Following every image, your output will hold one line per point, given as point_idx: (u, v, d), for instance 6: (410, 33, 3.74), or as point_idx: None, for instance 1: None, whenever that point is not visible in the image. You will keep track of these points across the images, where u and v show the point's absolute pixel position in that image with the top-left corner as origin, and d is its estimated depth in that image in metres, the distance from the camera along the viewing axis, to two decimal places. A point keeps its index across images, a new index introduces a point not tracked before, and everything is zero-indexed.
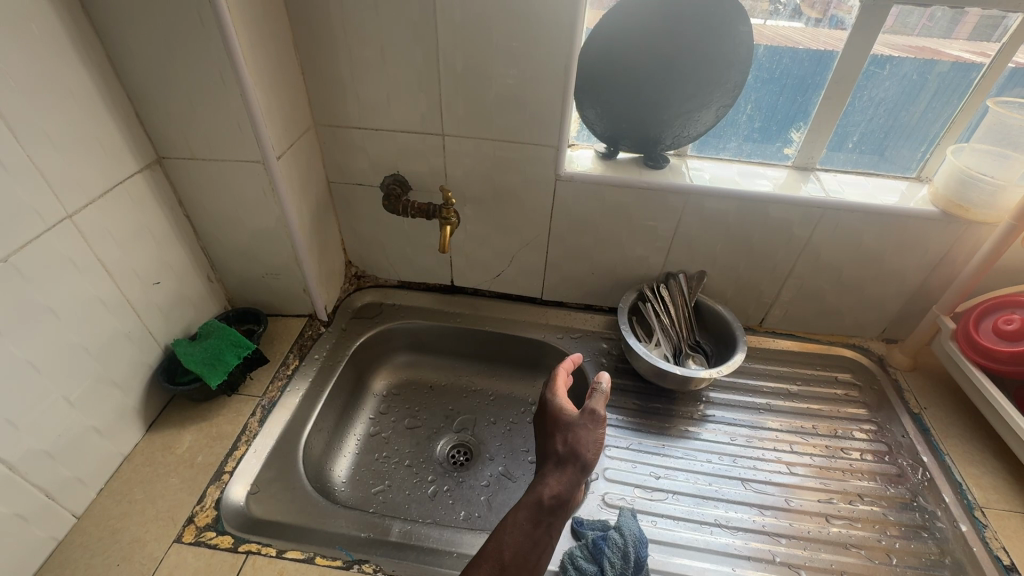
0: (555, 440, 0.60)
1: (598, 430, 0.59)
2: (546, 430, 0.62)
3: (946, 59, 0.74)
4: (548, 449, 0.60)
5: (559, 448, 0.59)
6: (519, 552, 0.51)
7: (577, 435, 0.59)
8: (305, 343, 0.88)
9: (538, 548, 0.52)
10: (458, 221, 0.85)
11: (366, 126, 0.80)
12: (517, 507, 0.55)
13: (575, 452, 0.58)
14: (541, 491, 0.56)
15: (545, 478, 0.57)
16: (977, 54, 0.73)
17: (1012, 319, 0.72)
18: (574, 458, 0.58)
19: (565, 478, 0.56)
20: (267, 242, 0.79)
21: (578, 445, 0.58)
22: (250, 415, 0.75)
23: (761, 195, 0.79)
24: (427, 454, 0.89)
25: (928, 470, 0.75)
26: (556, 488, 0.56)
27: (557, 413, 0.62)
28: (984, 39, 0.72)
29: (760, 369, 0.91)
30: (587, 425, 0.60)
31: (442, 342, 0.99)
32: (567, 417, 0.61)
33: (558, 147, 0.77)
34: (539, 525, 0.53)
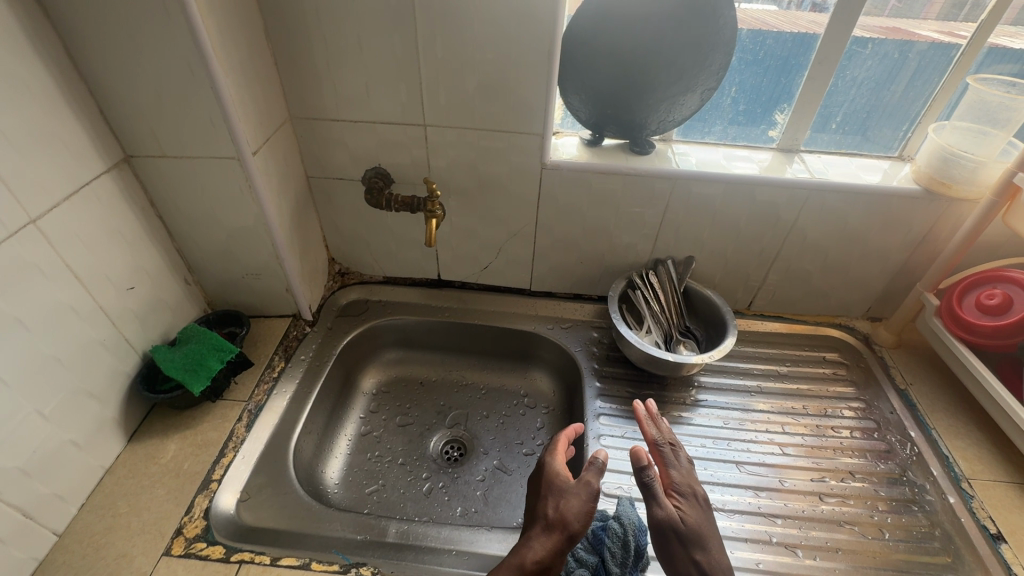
0: (545, 505, 0.61)
1: (589, 504, 0.60)
2: (539, 495, 0.63)
3: (921, 39, 0.75)
4: (536, 514, 0.61)
5: (547, 514, 0.60)
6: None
7: (567, 503, 0.60)
8: (290, 343, 0.85)
9: None
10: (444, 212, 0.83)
11: (344, 118, 0.77)
12: (499, 567, 0.55)
13: (562, 520, 0.58)
14: (525, 553, 0.56)
15: (529, 541, 0.57)
16: (947, 33, 0.74)
17: (995, 294, 0.73)
18: (559, 527, 0.58)
19: (547, 545, 0.56)
20: (246, 242, 0.77)
21: (566, 513, 0.59)
22: (237, 420, 0.73)
23: (747, 178, 0.78)
24: (421, 451, 0.88)
25: (915, 445, 0.77)
26: (538, 553, 0.56)
27: (552, 477, 0.64)
28: (952, 19, 0.73)
29: (749, 352, 0.92)
30: (577, 494, 0.60)
31: (431, 337, 0.98)
32: (561, 484, 0.63)
33: (543, 135, 0.76)
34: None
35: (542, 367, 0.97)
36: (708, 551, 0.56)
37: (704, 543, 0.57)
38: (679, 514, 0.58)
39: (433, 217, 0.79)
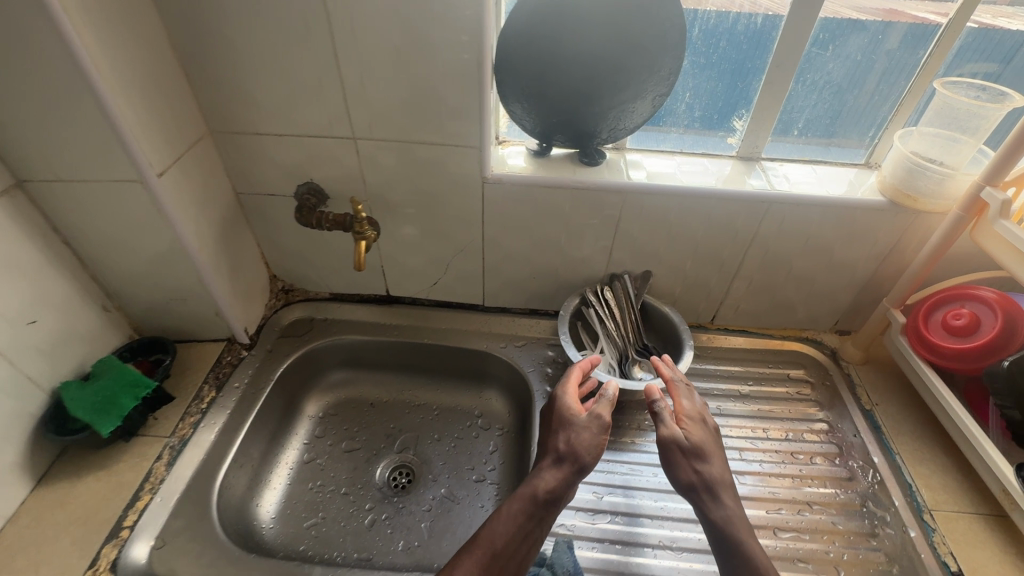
0: (556, 439, 0.66)
1: (598, 437, 0.65)
2: (551, 429, 0.68)
3: (905, 19, 0.68)
4: (549, 446, 0.66)
5: (558, 449, 0.65)
6: (508, 541, 0.58)
7: (578, 437, 0.65)
8: (222, 370, 0.81)
9: (525, 540, 0.58)
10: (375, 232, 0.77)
11: (268, 132, 0.72)
12: (514, 498, 0.61)
13: (572, 454, 0.63)
14: (537, 485, 0.62)
15: (541, 472, 0.63)
16: (941, 14, 0.67)
17: (961, 314, 0.68)
18: (569, 460, 0.63)
19: (558, 476, 0.62)
20: (165, 267, 0.72)
21: (576, 447, 0.64)
22: (157, 459, 0.69)
23: (702, 191, 0.74)
24: (366, 479, 0.84)
25: (878, 471, 0.73)
26: (549, 484, 0.61)
27: (563, 411, 0.68)
28: None
29: (711, 370, 0.88)
30: (587, 429, 0.65)
31: (381, 357, 0.93)
32: (572, 418, 0.67)
33: (482, 148, 0.71)
34: (529, 517, 0.60)
35: (497, 387, 0.93)
36: (711, 467, 0.61)
37: (708, 459, 0.62)
38: (683, 435, 0.63)
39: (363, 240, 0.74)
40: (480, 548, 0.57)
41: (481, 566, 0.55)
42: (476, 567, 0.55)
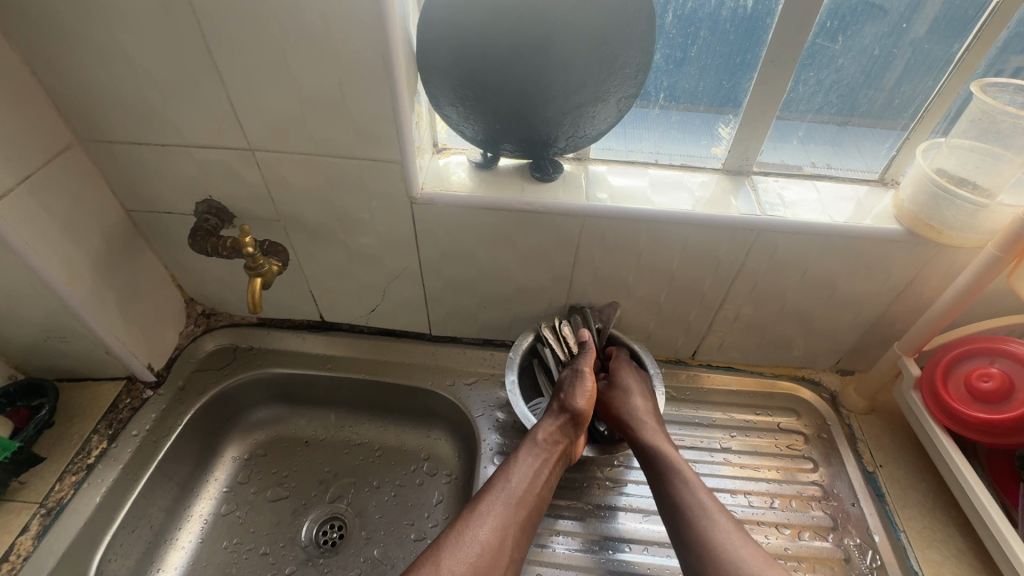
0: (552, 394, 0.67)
1: (583, 382, 0.65)
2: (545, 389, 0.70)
3: None
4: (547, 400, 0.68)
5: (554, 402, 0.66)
6: (525, 480, 0.60)
7: (566, 387, 0.66)
8: (120, 415, 0.70)
9: (538, 477, 0.60)
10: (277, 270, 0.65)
11: (148, 142, 0.59)
12: (522, 445, 0.63)
13: (567, 403, 0.65)
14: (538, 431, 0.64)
15: (541, 421, 0.65)
16: None
17: (990, 375, 0.56)
18: (566, 408, 0.64)
19: (557, 424, 0.64)
20: (30, 304, 0.60)
21: (568, 397, 0.65)
22: (23, 530, 0.59)
23: (675, 217, 0.60)
24: (289, 537, 0.74)
25: (878, 553, 0.61)
26: (552, 429, 0.64)
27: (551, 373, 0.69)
28: None
29: (690, 415, 0.76)
30: (576, 380, 0.66)
31: (315, 391, 0.82)
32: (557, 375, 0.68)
33: (405, 164, 0.58)
34: (539, 459, 0.61)
35: (446, 427, 0.82)
36: (631, 394, 0.66)
37: (631, 388, 0.66)
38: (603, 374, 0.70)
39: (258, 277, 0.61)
40: (499, 487, 0.59)
41: (503, 503, 0.58)
42: (498, 504, 0.58)
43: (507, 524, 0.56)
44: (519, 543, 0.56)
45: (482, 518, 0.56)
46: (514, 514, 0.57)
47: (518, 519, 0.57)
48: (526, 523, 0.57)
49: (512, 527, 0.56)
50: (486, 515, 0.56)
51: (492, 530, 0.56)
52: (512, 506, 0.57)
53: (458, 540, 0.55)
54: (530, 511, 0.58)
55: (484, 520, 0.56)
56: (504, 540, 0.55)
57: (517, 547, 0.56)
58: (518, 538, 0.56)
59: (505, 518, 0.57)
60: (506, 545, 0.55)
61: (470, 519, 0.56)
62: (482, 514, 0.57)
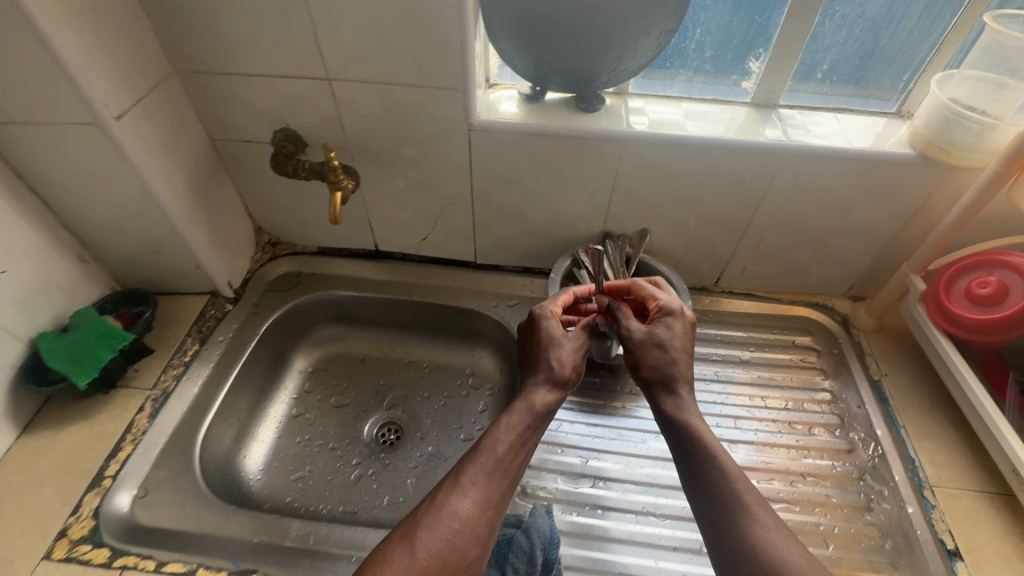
0: (545, 357, 0.64)
1: (580, 356, 0.65)
2: (533, 348, 0.66)
3: None
4: (538, 362, 0.64)
5: (550, 365, 0.64)
6: (510, 449, 0.56)
7: (566, 357, 0.64)
8: (207, 324, 0.79)
9: (526, 449, 0.58)
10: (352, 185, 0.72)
11: (236, 71, 0.66)
12: (511, 413, 0.59)
13: (564, 371, 0.63)
14: (531, 400, 0.61)
15: (534, 388, 0.62)
16: None
17: (988, 282, 0.63)
18: (562, 378, 0.63)
19: (554, 395, 0.62)
20: (137, 217, 0.69)
21: (565, 365, 0.64)
22: (138, 410, 0.69)
23: (708, 141, 0.67)
24: (353, 435, 0.84)
25: (880, 444, 0.70)
26: (546, 400, 0.61)
27: (550, 333, 0.66)
28: None
29: (712, 333, 0.84)
30: (572, 349, 0.65)
31: (370, 313, 0.91)
32: (558, 339, 0.65)
33: (467, 91, 0.65)
34: (528, 428, 0.59)
35: (488, 346, 0.90)
36: (671, 358, 0.60)
37: (671, 349, 0.61)
38: (635, 332, 0.63)
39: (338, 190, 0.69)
40: (484, 456, 0.55)
41: (488, 474, 0.54)
42: (481, 473, 0.54)
43: (490, 495, 0.53)
44: (500, 513, 0.54)
45: (464, 489, 0.53)
46: (500, 486, 0.54)
47: (502, 489, 0.54)
48: (508, 494, 0.55)
49: (495, 497, 0.53)
50: (471, 486, 0.53)
51: (475, 501, 0.52)
52: (496, 476, 0.54)
53: (439, 512, 0.51)
54: (513, 480, 0.56)
55: (467, 491, 0.53)
56: (487, 511, 0.52)
57: (500, 517, 0.53)
58: (501, 508, 0.54)
59: (489, 488, 0.54)
60: (488, 517, 0.52)
61: (451, 491, 0.53)
62: (466, 485, 0.53)
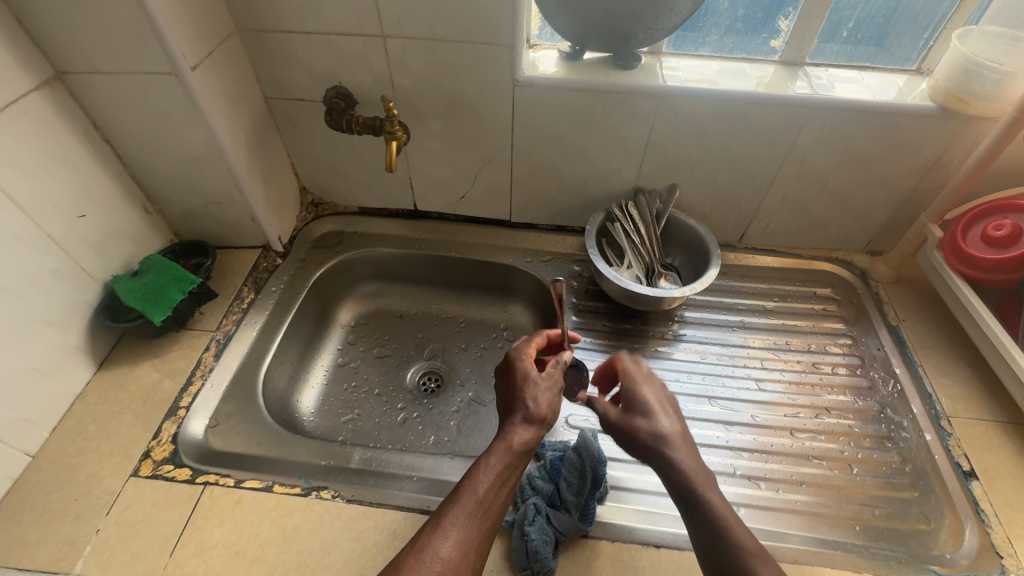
0: (521, 396, 0.59)
1: (557, 393, 0.60)
2: (507, 390, 0.61)
3: None
4: (513, 404, 0.59)
5: (526, 404, 0.58)
6: (491, 491, 0.51)
7: (542, 395, 0.59)
8: (261, 275, 0.84)
9: (507, 490, 0.53)
10: (406, 133, 0.77)
11: (296, 30, 0.70)
12: (489, 452, 0.54)
13: (541, 410, 0.58)
14: (510, 438, 0.55)
15: (512, 427, 0.56)
16: None
17: (1003, 225, 0.67)
18: (540, 416, 0.57)
19: (532, 432, 0.56)
20: (201, 169, 0.73)
21: (542, 404, 0.58)
22: (205, 349, 0.74)
23: (740, 95, 0.71)
24: (397, 382, 0.88)
25: (899, 381, 0.75)
26: (525, 437, 0.56)
27: (523, 373, 0.61)
28: None
29: (737, 286, 0.89)
30: (548, 387, 0.60)
31: (409, 271, 0.96)
32: (532, 379, 0.60)
33: (514, 47, 0.69)
34: (508, 468, 0.53)
35: (522, 301, 0.95)
36: (658, 420, 0.55)
37: (656, 411, 0.56)
38: (611, 411, 0.58)
39: (393, 140, 0.74)
40: (465, 498, 0.50)
41: (467, 517, 0.49)
42: (462, 517, 0.49)
43: (472, 538, 0.49)
44: (482, 560, 0.49)
45: (444, 533, 0.48)
46: (480, 530, 0.49)
47: (484, 532, 0.49)
48: (490, 539, 0.50)
49: (478, 541, 0.49)
50: (450, 529, 0.48)
51: (457, 545, 0.48)
52: (477, 519, 0.50)
53: (417, 560, 0.46)
54: (494, 524, 0.51)
55: (447, 536, 0.48)
56: (470, 556, 0.48)
57: (482, 561, 0.49)
58: (483, 551, 0.49)
59: (471, 531, 0.49)
60: (471, 561, 0.48)
61: (431, 536, 0.48)
62: (445, 528, 0.48)
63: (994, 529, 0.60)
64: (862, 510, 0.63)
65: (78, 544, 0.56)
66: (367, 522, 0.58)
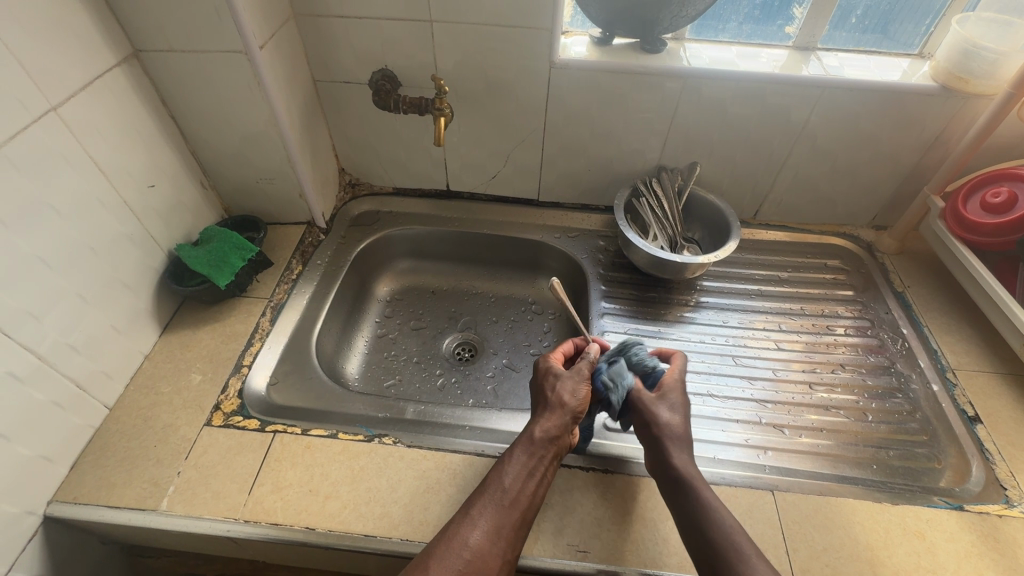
0: (543, 392, 0.62)
1: (582, 383, 0.61)
2: (535, 389, 0.64)
3: None
4: (537, 400, 0.62)
5: (547, 397, 0.61)
6: (517, 481, 0.54)
7: (563, 385, 0.61)
8: (306, 249, 0.89)
9: (534, 478, 0.55)
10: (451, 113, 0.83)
11: (349, 14, 0.75)
12: (512, 446, 0.57)
13: (561, 399, 0.60)
14: (532, 431, 0.58)
15: (534, 421, 0.59)
16: None
17: (1000, 193, 0.74)
18: (562, 406, 0.59)
19: (554, 420, 0.58)
20: (259, 145, 0.78)
21: (563, 394, 0.60)
22: (261, 315, 0.78)
23: (760, 75, 0.77)
24: (434, 351, 0.92)
25: (906, 341, 0.81)
26: (546, 427, 0.58)
27: (544, 370, 0.64)
28: None
29: (753, 258, 0.95)
30: (571, 377, 0.62)
31: (441, 248, 1.01)
32: (553, 374, 0.63)
33: (553, 31, 0.74)
34: (532, 458, 0.56)
35: (550, 276, 1.00)
36: (666, 416, 0.60)
37: (669, 408, 0.60)
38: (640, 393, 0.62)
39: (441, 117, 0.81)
40: (490, 488, 0.53)
41: (494, 505, 0.52)
42: (490, 505, 0.52)
43: (501, 526, 0.51)
44: (514, 547, 0.51)
45: (474, 521, 0.51)
46: (507, 516, 0.52)
47: (514, 520, 0.52)
48: (520, 525, 0.52)
49: (507, 529, 0.51)
50: (478, 517, 0.51)
51: (486, 533, 0.50)
52: (504, 507, 0.52)
53: (448, 545, 0.49)
54: (525, 514, 0.53)
55: (476, 523, 0.51)
56: (499, 543, 0.50)
57: (513, 549, 0.51)
58: (514, 540, 0.51)
59: (500, 520, 0.51)
60: (500, 546, 0.50)
61: (461, 524, 0.51)
62: (475, 517, 0.51)
63: (998, 465, 0.66)
64: (877, 451, 0.69)
65: (162, 484, 0.60)
66: (428, 463, 0.63)
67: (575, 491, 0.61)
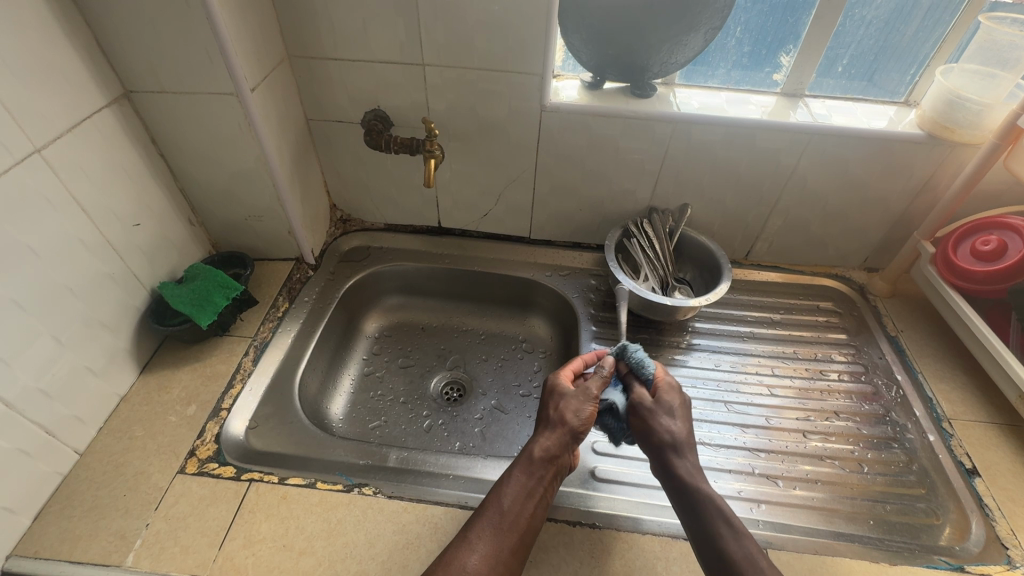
0: (546, 410, 0.61)
1: (587, 404, 0.60)
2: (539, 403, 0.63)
3: None
4: (540, 417, 0.61)
5: (549, 415, 0.60)
6: (517, 503, 0.53)
7: (566, 403, 0.60)
8: (294, 286, 0.88)
9: (533, 498, 0.53)
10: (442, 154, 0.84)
11: (343, 57, 0.76)
12: (512, 463, 0.56)
13: (563, 417, 0.59)
14: (532, 449, 0.57)
15: (534, 438, 0.58)
16: None
17: (990, 241, 0.73)
18: (564, 423, 0.59)
19: (554, 438, 0.57)
20: (248, 183, 0.78)
21: (566, 411, 0.59)
22: (244, 354, 0.77)
23: (749, 121, 0.77)
24: (421, 390, 0.90)
25: (901, 387, 0.79)
26: (545, 445, 0.57)
27: (549, 386, 0.63)
28: None
29: (745, 299, 0.94)
30: (575, 396, 0.61)
31: (431, 284, 1.00)
32: (557, 390, 0.62)
33: (544, 76, 0.75)
34: (531, 477, 0.55)
35: (541, 314, 0.99)
36: (669, 425, 0.58)
37: (667, 416, 0.59)
38: (642, 398, 0.61)
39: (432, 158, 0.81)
40: (489, 511, 0.52)
41: (492, 527, 0.51)
42: (489, 528, 0.50)
43: (500, 549, 0.49)
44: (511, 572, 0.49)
45: (472, 544, 0.49)
46: (504, 538, 0.50)
47: (512, 542, 0.50)
48: (518, 548, 0.50)
49: (506, 551, 0.49)
50: (477, 541, 0.49)
51: (483, 556, 0.48)
52: (503, 530, 0.50)
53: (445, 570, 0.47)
54: (524, 536, 0.51)
55: (474, 547, 0.49)
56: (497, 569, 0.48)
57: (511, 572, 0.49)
58: (512, 563, 0.49)
59: (498, 543, 0.50)
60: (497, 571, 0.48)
61: (458, 548, 0.49)
62: (472, 540, 0.50)
63: (999, 522, 0.64)
64: (874, 506, 0.66)
65: (128, 537, 0.57)
66: (409, 515, 0.60)
67: (561, 548, 0.58)
